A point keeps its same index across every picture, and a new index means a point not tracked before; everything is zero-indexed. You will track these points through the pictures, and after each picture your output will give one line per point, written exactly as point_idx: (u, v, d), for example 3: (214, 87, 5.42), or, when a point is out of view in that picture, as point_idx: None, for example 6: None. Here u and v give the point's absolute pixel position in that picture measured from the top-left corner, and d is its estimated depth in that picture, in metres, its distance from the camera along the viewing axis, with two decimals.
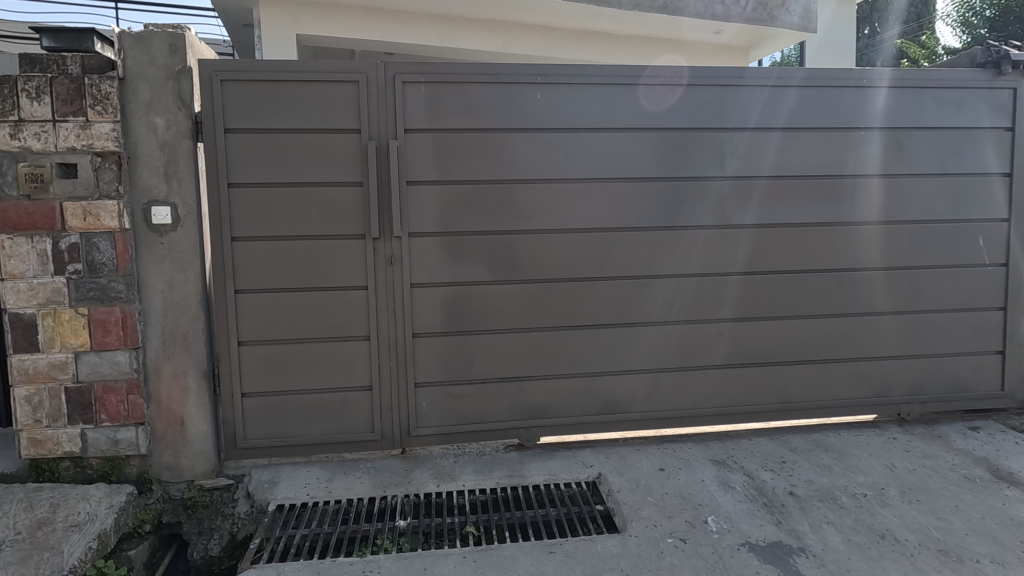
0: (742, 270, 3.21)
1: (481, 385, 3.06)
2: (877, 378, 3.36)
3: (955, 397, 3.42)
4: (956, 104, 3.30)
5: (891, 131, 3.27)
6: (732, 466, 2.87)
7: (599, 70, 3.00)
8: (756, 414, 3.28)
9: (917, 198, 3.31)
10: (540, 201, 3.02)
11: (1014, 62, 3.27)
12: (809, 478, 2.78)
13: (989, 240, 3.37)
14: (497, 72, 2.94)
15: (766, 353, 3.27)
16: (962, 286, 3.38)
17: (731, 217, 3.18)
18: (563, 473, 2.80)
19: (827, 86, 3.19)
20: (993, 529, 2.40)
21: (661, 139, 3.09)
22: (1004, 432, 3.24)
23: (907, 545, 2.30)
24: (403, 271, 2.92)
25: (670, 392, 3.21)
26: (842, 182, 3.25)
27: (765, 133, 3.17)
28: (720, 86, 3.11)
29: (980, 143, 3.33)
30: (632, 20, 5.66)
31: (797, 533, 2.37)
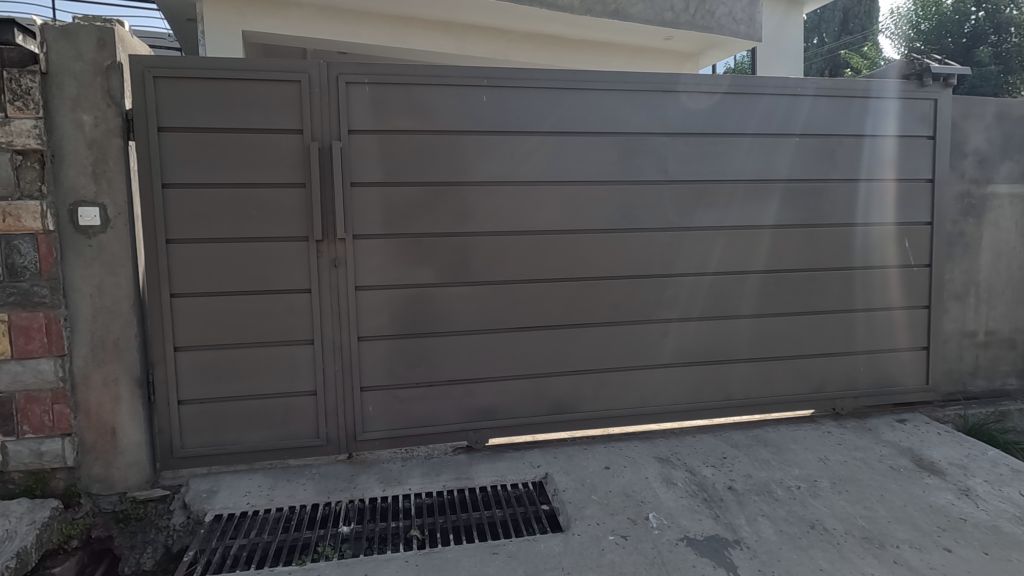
0: (685, 271, 3.30)
1: (429, 388, 3.05)
2: (813, 375, 3.51)
3: (884, 392, 3.60)
4: (883, 114, 3.48)
5: (848, 138, 3.45)
6: (676, 463, 2.94)
7: (544, 74, 3.04)
8: (700, 412, 3.38)
9: (854, 203, 3.48)
10: (488, 203, 3.03)
11: (935, 75, 3.47)
12: (748, 472, 2.88)
13: (914, 242, 3.56)
14: (442, 74, 2.93)
15: (709, 353, 3.37)
16: (890, 286, 3.55)
17: (674, 221, 3.26)
18: (511, 474, 2.82)
19: (764, 94, 3.32)
20: (914, 517, 2.54)
21: (606, 143, 3.15)
22: (928, 424, 3.43)
23: (835, 534, 2.41)
24: (348, 274, 2.89)
25: (617, 391, 3.27)
26: (822, 185, 3.43)
27: (706, 138, 3.27)
28: (663, 92, 3.19)
29: (906, 150, 3.52)
30: (585, 26, 5.74)
31: (734, 526, 2.45)
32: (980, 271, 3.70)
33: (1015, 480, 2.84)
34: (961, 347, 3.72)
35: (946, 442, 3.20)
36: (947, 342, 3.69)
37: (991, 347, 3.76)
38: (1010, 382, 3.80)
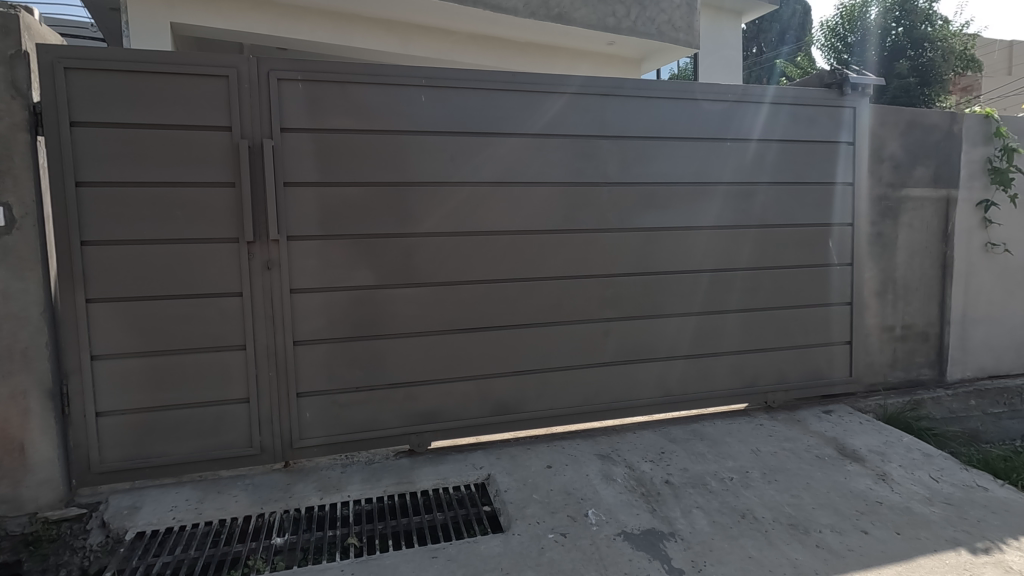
0: (624, 272, 3.36)
1: (369, 392, 2.99)
2: (746, 370, 3.65)
3: (812, 384, 3.79)
4: (807, 120, 3.67)
5: (776, 143, 3.61)
6: (616, 460, 3.00)
7: (483, 75, 3.04)
8: (640, 409, 3.45)
9: (782, 205, 3.65)
10: (429, 204, 3.01)
11: (853, 85, 3.69)
12: (684, 466, 2.96)
13: (838, 242, 3.77)
14: (380, 72, 2.89)
15: (648, 350, 3.45)
16: (818, 285, 3.75)
17: (614, 222, 3.33)
18: (453, 476, 2.80)
19: (698, 100, 3.43)
20: (835, 503, 2.68)
21: (546, 145, 3.18)
22: (851, 414, 3.63)
23: (763, 522, 2.52)
24: (282, 276, 2.79)
25: (559, 391, 3.30)
26: (751, 187, 3.58)
27: (644, 141, 3.35)
28: (602, 95, 3.26)
29: (828, 155, 3.72)
30: (529, 29, 5.80)
31: (669, 519, 2.52)
32: (897, 270, 3.96)
33: (926, 465, 3.06)
34: (881, 341, 3.96)
35: (866, 431, 3.40)
36: (868, 336, 3.92)
37: (907, 340, 4.02)
38: (924, 373, 4.07)
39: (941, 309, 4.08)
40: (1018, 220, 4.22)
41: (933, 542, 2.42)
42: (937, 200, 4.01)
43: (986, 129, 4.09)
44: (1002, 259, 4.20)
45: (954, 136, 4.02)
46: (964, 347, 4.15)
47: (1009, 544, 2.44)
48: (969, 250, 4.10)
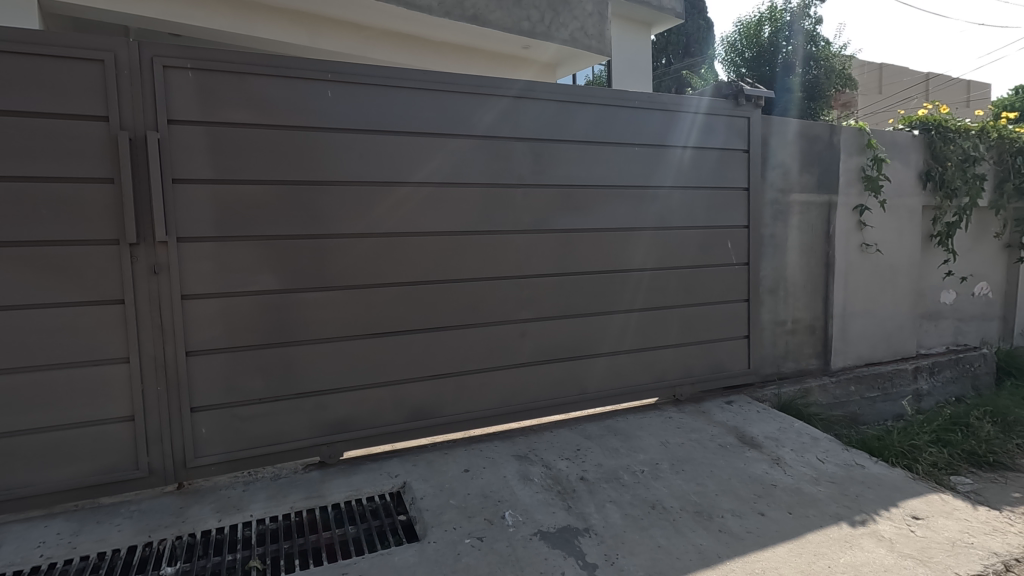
0: (539, 273, 3.39)
1: (273, 404, 2.81)
2: (656, 366, 3.80)
3: (716, 377, 4.02)
4: (707, 128, 3.89)
5: (680, 148, 3.81)
6: (533, 459, 3.02)
7: (394, 72, 2.96)
8: (557, 408, 3.50)
9: (686, 208, 3.85)
10: (337, 204, 2.88)
11: (747, 96, 3.96)
12: (599, 461, 3.03)
13: (736, 243, 4.04)
14: (282, 64, 2.73)
15: (564, 350, 3.51)
16: (719, 283, 3.98)
17: (528, 223, 3.35)
18: (366, 487, 2.69)
19: (608, 106, 3.55)
20: (736, 488, 2.86)
21: (460, 146, 3.15)
22: (750, 403, 3.89)
23: (672, 511, 2.63)
24: (172, 281, 2.57)
25: (476, 393, 3.27)
26: (658, 190, 3.74)
27: (556, 144, 3.40)
28: (514, 98, 3.28)
29: (726, 161, 3.97)
30: (444, 29, 5.75)
31: (584, 515, 2.57)
32: (787, 268, 4.29)
33: (813, 447, 3.34)
34: (775, 335, 4.27)
35: (763, 419, 3.65)
36: (764, 330, 4.22)
37: (797, 333, 4.37)
38: (812, 362, 4.45)
39: (825, 304, 4.46)
40: (886, 223, 4.71)
41: (819, 519, 2.64)
42: (820, 204, 4.39)
43: (859, 141, 4.53)
44: (874, 258, 4.67)
45: (833, 146, 4.42)
46: (845, 338, 4.57)
47: (881, 515, 2.72)
48: (847, 250, 4.52)
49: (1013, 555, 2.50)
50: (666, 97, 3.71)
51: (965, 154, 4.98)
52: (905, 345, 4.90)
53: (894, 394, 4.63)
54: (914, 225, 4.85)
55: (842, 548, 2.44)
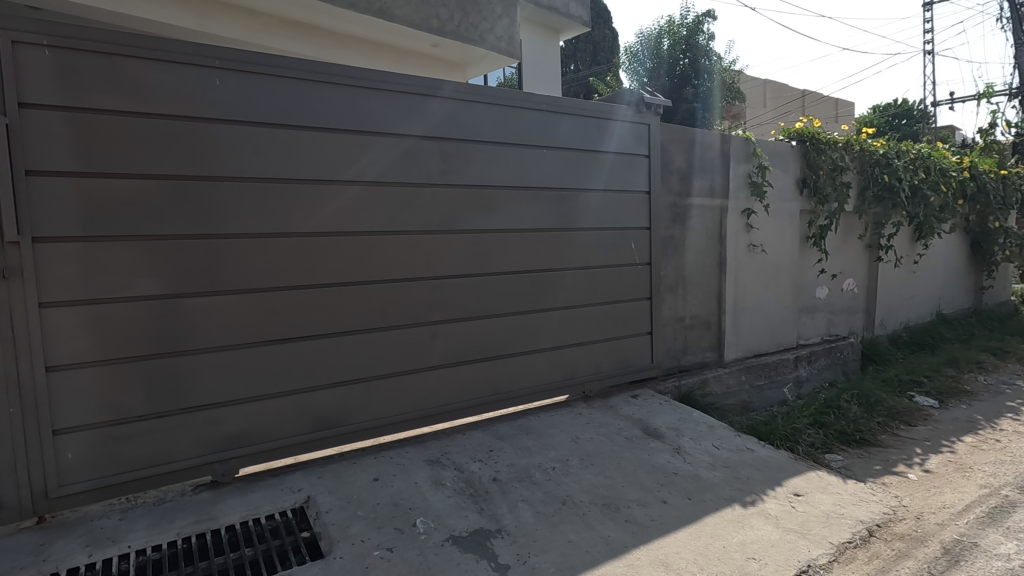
0: (450, 274, 3.35)
1: (155, 421, 2.55)
2: (566, 364, 3.89)
3: (622, 373, 4.18)
4: (610, 133, 4.05)
5: (585, 152, 3.93)
6: (445, 463, 2.97)
7: (291, 63, 2.80)
8: (469, 410, 3.46)
9: (593, 209, 3.97)
10: (228, 202, 2.66)
11: (646, 104, 4.16)
12: (511, 461, 3.05)
13: (638, 244, 4.22)
14: (161, 47, 2.49)
15: (476, 351, 3.48)
16: (623, 282, 4.15)
17: (438, 223, 3.29)
18: (265, 504, 2.51)
19: (516, 108, 3.58)
20: (641, 478, 2.98)
21: (365, 143, 3.04)
22: (653, 397, 4.08)
23: (581, 506, 2.69)
24: (27, 287, 2.25)
25: (385, 399, 3.16)
26: (566, 193, 3.83)
27: (464, 144, 3.38)
28: (421, 95, 3.21)
29: (628, 166, 4.15)
30: (349, 22, 5.52)
31: (496, 516, 2.56)
32: (685, 268, 4.56)
33: (709, 435, 3.56)
34: (675, 331, 4.52)
35: (665, 411, 3.84)
36: (665, 326, 4.45)
37: (695, 329, 4.65)
38: (708, 356, 4.76)
39: (720, 300, 4.79)
40: (769, 226, 5.15)
41: (715, 503, 2.83)
42: (713, 207, 4.71)
43: (746, 150, 4.91)
44: (760, 258, 5.08)
45: (724, 154, 4.75)
46: (736, 331, 4.93)
47: (768, 494, 2.96)
48: (737, 251, 4.88)
49: (875, 521, 2.82)
50: (573, 102, 3.82)
51: (835, 164, 5.55)
52: (787, 337, 5.37)
53: (779, 382, 5.07)
54: (793, 228, 5.34)
55: (735, 528, 2.63)
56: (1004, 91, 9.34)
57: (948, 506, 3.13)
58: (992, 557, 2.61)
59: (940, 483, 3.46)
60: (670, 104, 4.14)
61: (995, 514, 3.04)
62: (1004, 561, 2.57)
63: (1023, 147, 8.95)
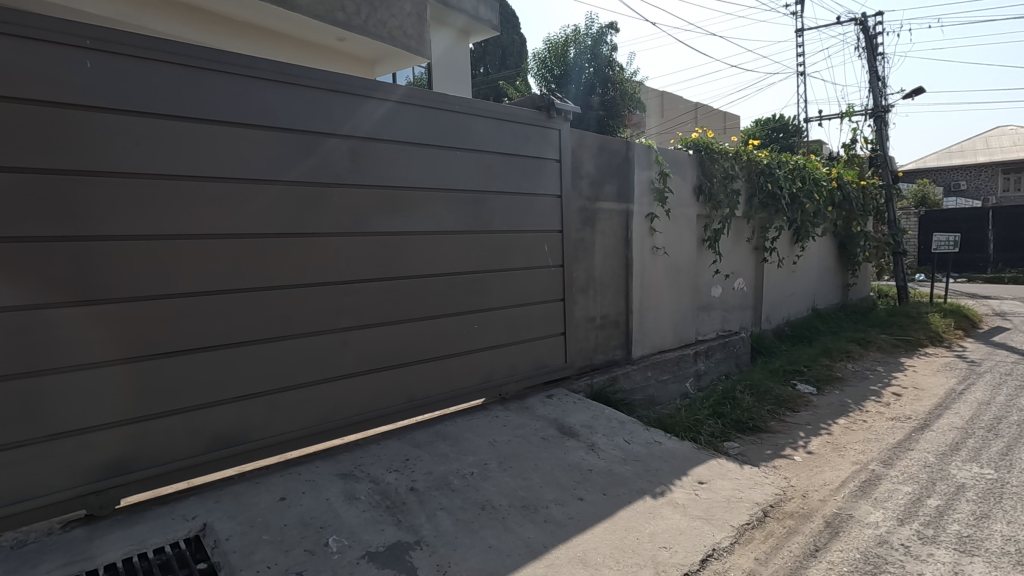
0: (361, 278, 3.21)
1: (13, 450, 2.21)
2: (482, 367, 3.87)
3: (538, 373, 4.23)
4: (523, 137, 4.09)
5: (499, 155, 3.94)
6: (359, 476, 2.84)
7: (179, 48, 2.55)
8: (383, 419, 3.34)
9: (507, 212, 3.99)
10: (104, 200, 2.38)
11: (557, 110, 4.24)
12: (428, 469, 2.97)
13: (551, 247, 4.30)
14: (18, 22, 2.18)
15: (390, 357, 3.36)
16: (537, 284, 4.21)
17: (347, 225, 3.15)
18: (153, 536, 2.26)
19: (429, 108, 3.51)
20: (558, 477, 3.03)
21: (266, 139, 2.84)
22: (568, 396, 4.17)
23: (501, 510, 2.69)
24: None
25: (292, 413, 2.96)
26: (480, 196, 3.82)
27: (375, 143, 3.26)
28: (328, 91, 3.05)
29: (540, 170, 4.22)
30: (245, 8, 5.15)
31: (414, 527, 2.49)
32: (595, 270, 4.71)
33: (621, 430, 3.70)
34: (587, 331, 4.66)
35: (579, 409, 3.94)
36: (578, 327, 4.57)
37: (605, 328, 4.82)
38: (618, 354, 4.95)
39: (627, 300, 5.00)
40: (670, 229, 5.46)
41: (628, 496, 2.94)
42: (621, 211, 4.91)
43: (649, 157, 5.17)
44: (662, 260, 5.37)
45: (630, 160, 4.97)
46: (642, 330, 5.17)
47: (675, 484, 3.13)
48: (642, 253, 5.13)
49: (769, 502, 3.07)
50: (486, 105, 3.82)
51: (727, 172, 6.00)
52: (687, 334, 5.73)
53: (681, 376, 5.38)
54: (691, 231, 5.70)
55: (647, 519, 2.74)
56: (862, 110, 10.57)
57: (827, 483, 3.47)
58: (864, 526, 2.93)
59: (820, 463, 3.84)
60: (579, 111, 4.26)
61: (865, 487, 3.42)
62: (874, 529, 2.89)
63: (877, 161, 10.19)
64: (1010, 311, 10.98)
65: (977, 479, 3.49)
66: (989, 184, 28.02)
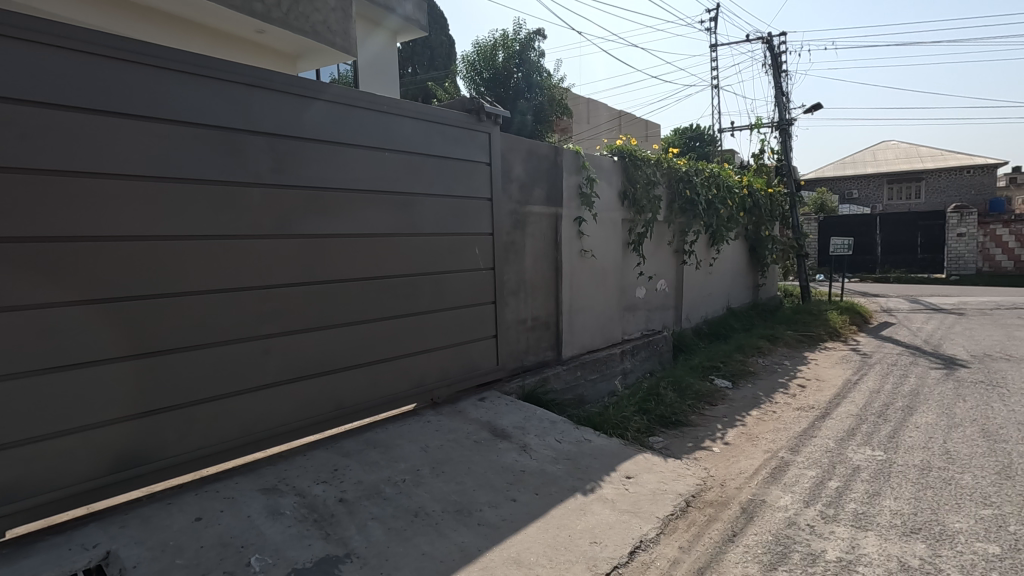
0: (284, 283, 3.07)
1: None
2: (413, 372, 3.81)
3: (469, 376, 4.22)
4: (452, 139, 4.07)
5: (428, 157, 3.90)
6: (283, 490, 2.71)
7: (76, 32, 2.33)
8: (309, 429, 3.21)
9: (437, 215, 3.96)
10: None
11: (486, 113, 4.25)
12: (358, 478, 2.89)
13: (482, 249, 4.31)
14: None
15: (316, 365, 3.24)
16: (469, 287, 4.21)
17: (268, 227, 3.00)
18: (47, 570, 2.04)
19: (355, 107, 3.42)
20: (491, 480, 3.04)
21: (177, 134, 2.65)
22: (499, 398, 4.19)
23: (434, 516, 2.66)
24: None
25: (208, 427, 2.78)
26: (409, 198, 3.76)
27: (298, 142, 3.13)
28: (246, 85, 2.90)
29: (470, 173, 4.22)
30: None
31: (344, 540, 2.41)
32: (526, 272, 4.77)
33: (552, 430, 3.77)
34: (518, 333, 4.70)
35: (511, 410, 3.97)
36: (509, 329, 4.60)
37: (535, 330, 4.89)
38: (548, 354, 5.04)
39: (557, 302, 5.10)
40: (597, 233, 5.63)
41: (560, 494, 3.00)
42: (549, 215, 5.00)
43: (576, 162, 5.30)
44: (590, 262, 5.52)
45: (558, 165, 5.07)
46: (572, 330, 5.30)
47: (605, 480, 3.23)
48: (571, 256, 5.25)
49: (691, 492, 3.24)
50: (414, 106, 3.77)
51: (649, 179, 6.27)
52: (614, 334, 5.93)
53: (608, 375, 5.56)
54: (616, 235, 5.90)
55: (578, 516, 2.81)
56: (769, 123, 11.39)
57: (743, 472, 3.71)
58: (775, 509, 3.15)
59: (736, 453, 4.09)
60: (508, 115, 4.30)
61: (775, 473, 3.69)
62: (783, 512, 3.12)
63: (782, 170, 11.00)
64: (894, 307, 12.23)
65: (870, 460, 3.85)
66: (875, 193, 31.05)
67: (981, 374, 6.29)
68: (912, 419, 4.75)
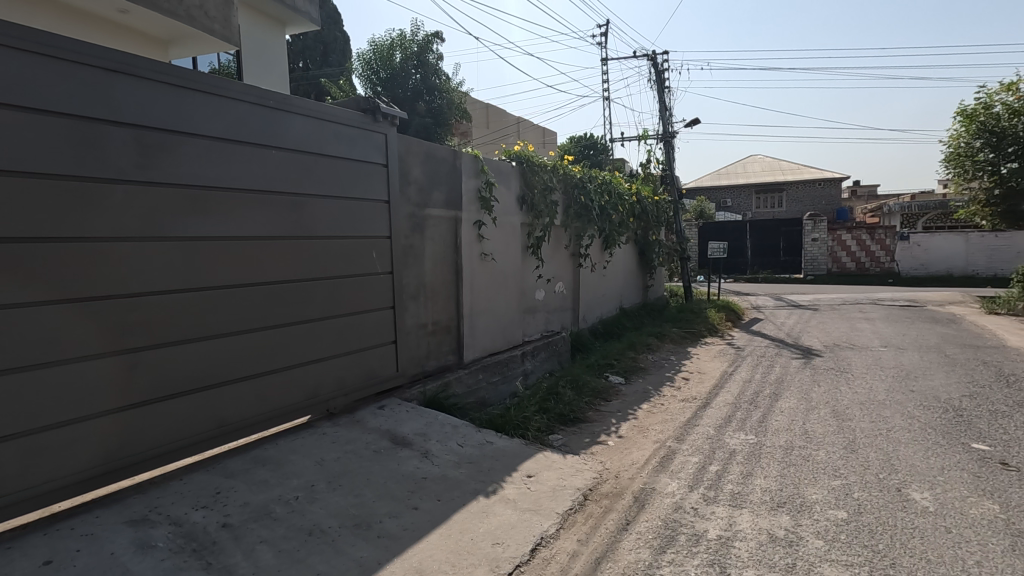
0: (155, 290, 2.78)
1: None
2: (307, 382, 3.61)
3: (368, 384, 4.08)
4: (346, 138, 3.92)
5: (319, 156, 3.72)
6: (155, 520, 2.44)
7: None
8: (187, 450, 2.93)
9: (330, 217, 3.79)
10: None
11: (382, 113, 4.14)
12: (244, 500, 2.68)
13: (380, 253, 4.20)
14: None
15: (195, 379, 2.96)
16: (366, 291, 4.07)
17: (136, 229, 2.70)
18: None
19: (238, 100, 3.18)
20: (391, 490, 2.96)
21: (17, 122, 2.31)
22: (400, 405, 4.09)
23: (330, 532, 2.54)
24: None
25: (61, 455, 2.45)
26: (300, 199, 3.57)
27: (171, 136, 2.85)
28: (106, 71, 2.59)
29: (366, 174, 4.09)
30: None
31: (229, 568, 2.22)
32: (425, 276, 4.71)
33: (454, 434, 3.74)
34: (418, 338, 4.62)
35: (412, 417, 3.89)
36: (409, 334, 4.52)
37: (436, 334, 4.84)
38: (449, 359, 5.00)
39: (458, 305, 5.09)
40: (497, 237, 5.69)
41: (462, 499, 2.99)
42: (449, 218, 4.97)
43: (475, 167, 5.32)
44: (490, 266, 5.57)
45: (456, 169, 5.07)
46: (473, 334, 5.31)
47: (507, 481, 3.27)
48: (471, 259, 5.26)
49: (588, 486, 3.38)
50: (304, 102, 3.58)
51: (546, 184, 6.45)
52: (514, 336, 6.03)
53: (510, 376, 5.63)
54: (515, 238, 6.01)
55: (480, 519, 2.82)
56: (654, 136, 12.21)
57: (635, 462, 3.93)
58: (663, 496, 3.37)
59: (628, 445, 4.32)
60: (404, 115, 4.22)
61: (664, 461, 3.95)
62: (671, 497, 3.34)
63: (667, 179, 11.84)
64: (761, 304, 13.59)
65: (743, 444, 4.25)
66: (745, 202, 34.38)
67: (831, 361, 7.18)
68: (777, 405, 5.30)
